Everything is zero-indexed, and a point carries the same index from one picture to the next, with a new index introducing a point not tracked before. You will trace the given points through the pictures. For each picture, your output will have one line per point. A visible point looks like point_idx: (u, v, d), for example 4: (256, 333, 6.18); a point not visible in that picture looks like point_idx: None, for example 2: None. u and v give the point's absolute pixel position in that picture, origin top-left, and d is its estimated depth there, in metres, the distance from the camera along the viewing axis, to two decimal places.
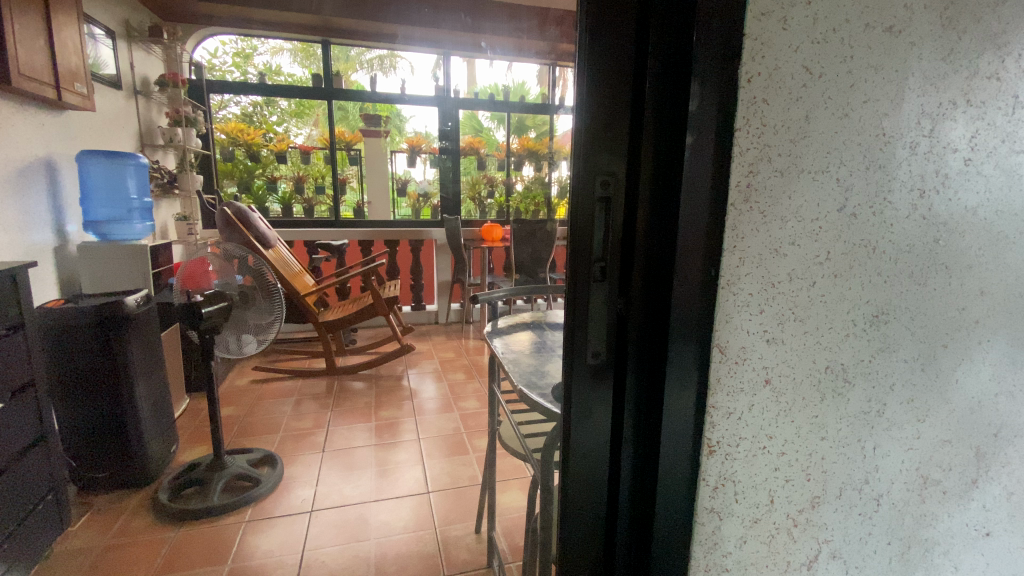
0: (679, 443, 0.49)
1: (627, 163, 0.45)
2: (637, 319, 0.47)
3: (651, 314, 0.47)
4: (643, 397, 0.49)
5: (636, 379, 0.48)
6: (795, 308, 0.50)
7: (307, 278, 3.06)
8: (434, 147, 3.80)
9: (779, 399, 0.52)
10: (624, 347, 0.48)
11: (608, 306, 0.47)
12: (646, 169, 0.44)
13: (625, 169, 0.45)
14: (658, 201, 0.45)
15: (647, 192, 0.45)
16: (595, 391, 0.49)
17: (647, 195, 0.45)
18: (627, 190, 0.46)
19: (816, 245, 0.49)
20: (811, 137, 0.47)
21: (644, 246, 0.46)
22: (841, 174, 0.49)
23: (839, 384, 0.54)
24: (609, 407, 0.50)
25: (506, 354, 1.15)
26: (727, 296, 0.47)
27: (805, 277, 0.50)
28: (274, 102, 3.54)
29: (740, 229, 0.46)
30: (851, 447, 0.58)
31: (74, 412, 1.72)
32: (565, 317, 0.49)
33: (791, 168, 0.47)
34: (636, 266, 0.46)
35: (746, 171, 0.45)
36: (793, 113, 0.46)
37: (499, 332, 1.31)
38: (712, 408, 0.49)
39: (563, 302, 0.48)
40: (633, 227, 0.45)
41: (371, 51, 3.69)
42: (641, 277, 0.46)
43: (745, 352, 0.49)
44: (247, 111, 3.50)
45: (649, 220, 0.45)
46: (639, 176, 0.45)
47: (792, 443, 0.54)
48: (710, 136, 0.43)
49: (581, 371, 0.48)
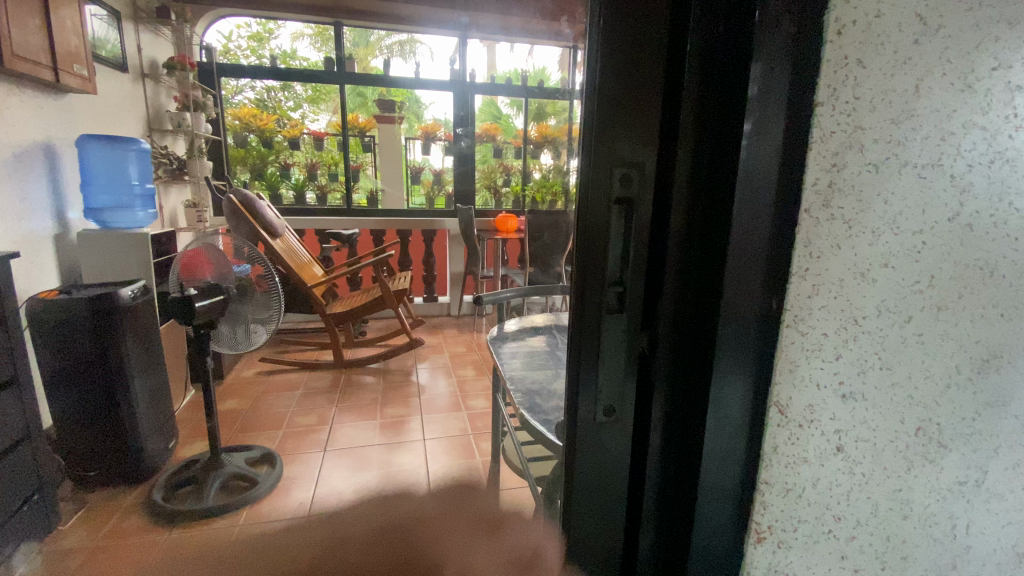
0: (717, 524, 0.37)
1: (658, 153, 0.33)
2: (665, 364, 0.35)
3: (685, 358, 0.35)
4: (671, 462, 0.37)
5: (662, 439, 0.36)
6: (883, 353, 0.37)
7: (315, 268, 2.98)
8: (451, 134, 3.67)
9: (853, 471, 0.39)
10: (647, 398, 0.36)
11: (628, 345, 0.35)
12: (687, 158, 0.32)
13: (656, 161, 0.33)
14: (701, 203, 0.32)
15: (686, 193, 0.32)
16: (608, 450, 0.37)
17: (684, 194, 0.32)
18: (658, 190, 0.33)
19: (916, 267, 0.36)
20: (917, 118, 0.34)
21: (679, 266, 0.33)
22: (955, 169, 0.36)
23: (932, 447, 0.41)
24: (624, 472, 0.38)
25: (509, 363, 1.03)
26: (793, 337, 0.34)
27: (899, 310, 0.36)
28: (290, 86, 3.45)
29: (815, 246, 0.33)
30: (938, 526, 0.44)
31: (68, 406, 1.66)
32: (568, 356, 0.37)
33: (891, 160, 0.33)
34: (667, 294, 0.34)
35: (828, 164, 0.32)
36: (897, 82, 0.33)
37: (506, 338, 1.18)
38: (764, 484, 0.36)
39: (566, 335, 0.36)
40: (664, 241, 0.33)
41: (393, 35, 3.51)
42: (673, 308, 0.34)
43: (814, 411, 0.36)
44: (261, 95, 3.38)
45: (686, 228, 0.33)
46: (674, 171, 0.32)
47: (865, 524, 0.41)
48: (779, 117, 0.30)
49: (588, 427, 0.37)
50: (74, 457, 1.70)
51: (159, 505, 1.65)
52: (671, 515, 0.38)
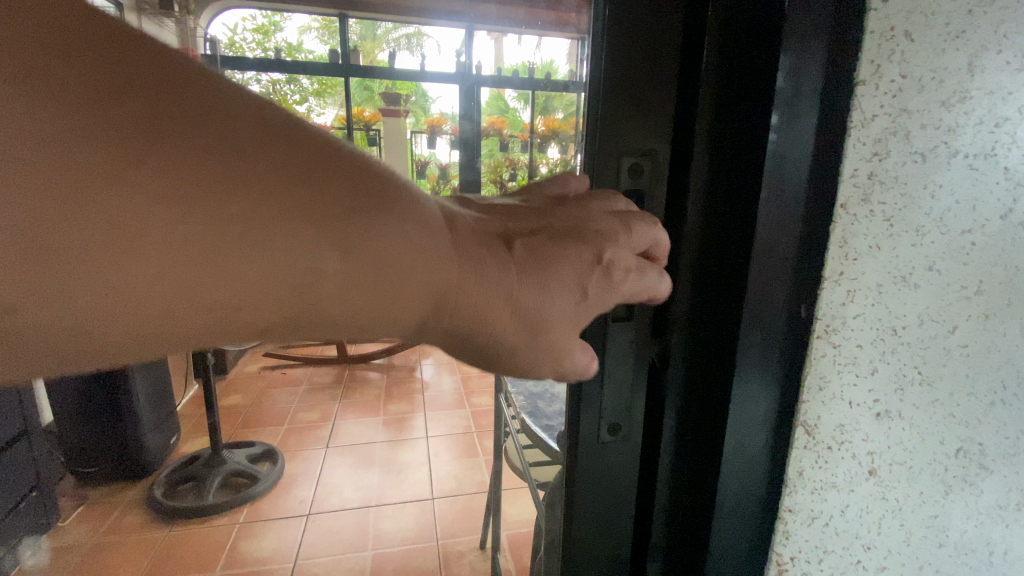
0: (734, 554, 0.33)
1: (671, 143, 0.29)
2: (678, 376, 0.31)
3: (699, 369, 0.32)
4: (682, 482, 0.34)
5: (673, 459, 0.33)
6: (924, 367, 0.33)
7: None
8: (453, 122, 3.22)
9: (886, 497, 0.35)
10: (658, 414, 0.32)
11: (636, 357, 0.32)
12: (705, 144, 0.28)
13: (669, 151, 0.29)
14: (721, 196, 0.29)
15: (703, 186, 0.29)
16: (612, 471, 0.34)
17: (701, 186, 0.29)
18: (671, 184, 0.30)
19: (962, 270, 0.32)
20: (969, 101, 0.30)
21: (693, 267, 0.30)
22: (1010, 160, 0.31)
23: (972, 469, 0.37)
24: (632, 494, 0.34)
25: None
26: (825, 350, 0.30)
27: (942, 319, 0.32)
28: (297, 79, 3.34)
29: (851, 247, 0.29)
30: (974, 555, 0.40)
31: (69, 401, 1.66)
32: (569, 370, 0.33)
33: (939, 148, 0.29)
34: (680, 300, 0.30)
35: (869, 154, 0.28)
36: (949, 60, 0.29)
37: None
38: (788, 511, 0.33)
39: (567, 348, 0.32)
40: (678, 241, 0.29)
41: (398, 30, 3.57)
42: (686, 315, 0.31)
43: (846, 432, 0.32)
44: (267, 87, 3.19)
45: (705, 224, 0.29)
46: (691, 162, 0.28)
47: (896, 553, 0.37)
48: (812, 100, 0.27)
49: (592, 450, 0.33)
50: (77, 451, 1.70)
51: (159, 501, 1.62)
52: (683, 540, 0.34)
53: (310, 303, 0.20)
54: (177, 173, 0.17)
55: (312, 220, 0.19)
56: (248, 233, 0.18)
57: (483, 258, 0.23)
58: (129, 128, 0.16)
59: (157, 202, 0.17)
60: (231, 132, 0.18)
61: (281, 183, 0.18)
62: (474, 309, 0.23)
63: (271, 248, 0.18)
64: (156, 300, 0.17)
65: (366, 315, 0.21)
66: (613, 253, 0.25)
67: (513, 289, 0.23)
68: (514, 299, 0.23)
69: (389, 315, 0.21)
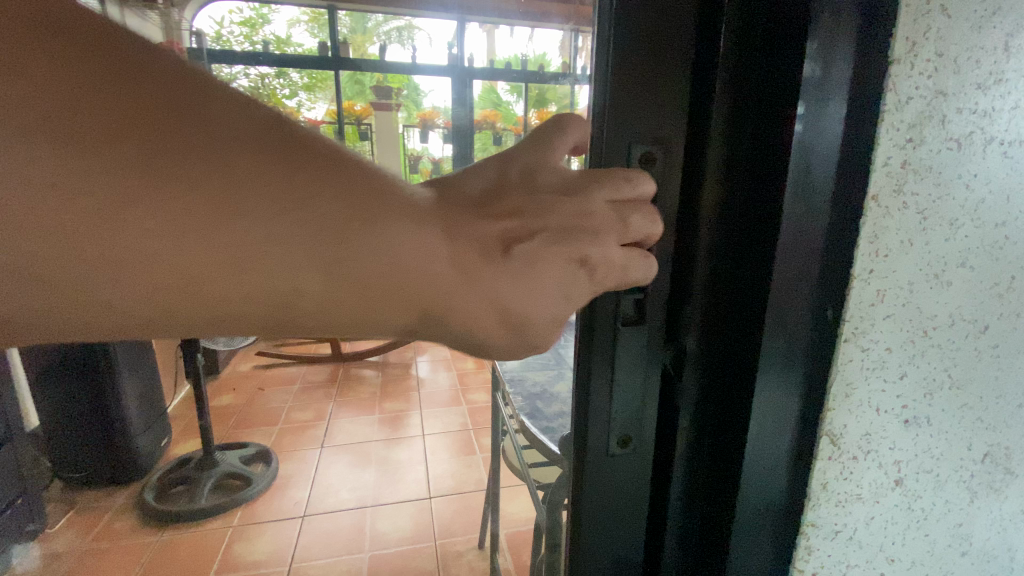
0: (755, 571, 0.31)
1: (687, 130, 0.27)
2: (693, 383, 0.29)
3: (716, 374, 0.29)
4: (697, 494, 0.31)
5: (688, 472, 0.31)
6: (953, 370, 0.30)
7: None
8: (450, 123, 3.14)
9: (912, 506, 0.33)
10: (671, 423, 0.30)
11: (648, 363, 0.29)
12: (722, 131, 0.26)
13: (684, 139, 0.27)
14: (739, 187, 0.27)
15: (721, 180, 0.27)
16: (621, 484, 0.31)
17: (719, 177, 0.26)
18: (686, 177, 0.27)
19: (995, 266, 0.30)
20: (1007, 83, 0.27)
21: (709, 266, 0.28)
22: None
23: (998, 474, 0.35)
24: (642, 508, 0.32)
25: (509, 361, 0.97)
26: (852, 354, 0.28)
27: (974, 318, 0.30)
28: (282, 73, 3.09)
29: (882, 243, 0.26)
30: (998, 562, 0.38)
31: (54, 405, 1.61)
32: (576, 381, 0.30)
33: (975, 135, 0.27)
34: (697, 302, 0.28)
35: (903, 141, 0.25)
36: (987, 38, 0.26)
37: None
38: (810, 526, 0.31)
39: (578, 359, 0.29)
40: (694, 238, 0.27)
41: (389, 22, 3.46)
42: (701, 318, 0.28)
43: (872, 441, 0.30)
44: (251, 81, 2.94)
45: (723, 219, 0.27)
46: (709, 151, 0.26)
47: (920, 565, 0.35)
48: (842, 81, 0.24)
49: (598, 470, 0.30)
50: (63, 457, 1.66)
51: (151, 504, 1.58)
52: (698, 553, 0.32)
53: (285, 314, 0.19)
54: (133, 179, 0.16)
55: (276, 229, 0.18)
56: (206, 243, 0.17)
57: (471, 258, 0.21)
58: (81, 132, 0.16)
59: (114, 212, 0.16)
60: (193, 132, 0.17)
61: (259, 192, 0.18)
62: (459, 320, 0.21)
63: (242, 261, 0.18)
64: (117, 307, 0.17)
65: (340, 323, 0.20)
66: (599, 254, 0.23)
67: (497, 297, 0.21)
68: (503, 307, 0.21)
69: (373, 322, 0.20)
